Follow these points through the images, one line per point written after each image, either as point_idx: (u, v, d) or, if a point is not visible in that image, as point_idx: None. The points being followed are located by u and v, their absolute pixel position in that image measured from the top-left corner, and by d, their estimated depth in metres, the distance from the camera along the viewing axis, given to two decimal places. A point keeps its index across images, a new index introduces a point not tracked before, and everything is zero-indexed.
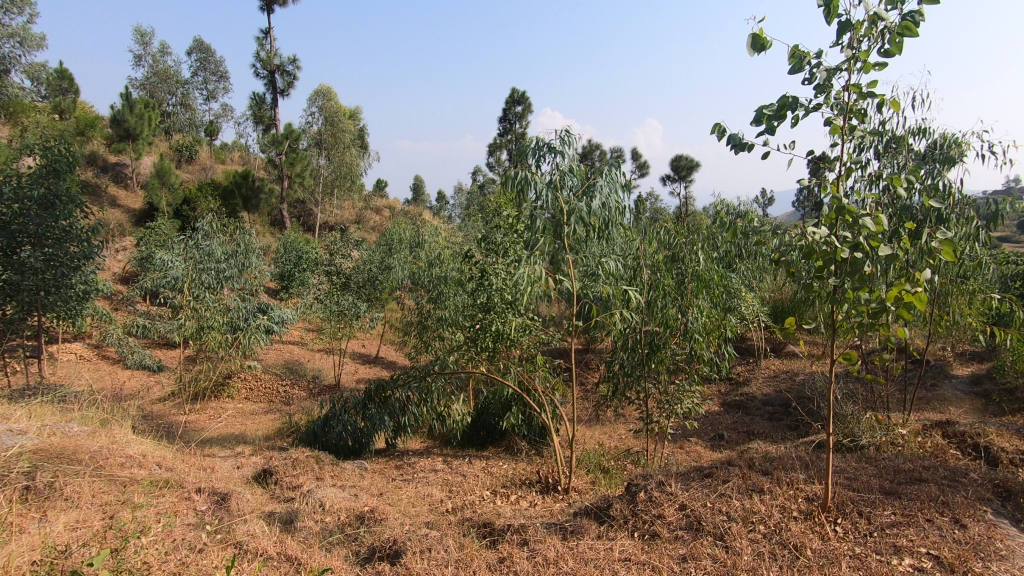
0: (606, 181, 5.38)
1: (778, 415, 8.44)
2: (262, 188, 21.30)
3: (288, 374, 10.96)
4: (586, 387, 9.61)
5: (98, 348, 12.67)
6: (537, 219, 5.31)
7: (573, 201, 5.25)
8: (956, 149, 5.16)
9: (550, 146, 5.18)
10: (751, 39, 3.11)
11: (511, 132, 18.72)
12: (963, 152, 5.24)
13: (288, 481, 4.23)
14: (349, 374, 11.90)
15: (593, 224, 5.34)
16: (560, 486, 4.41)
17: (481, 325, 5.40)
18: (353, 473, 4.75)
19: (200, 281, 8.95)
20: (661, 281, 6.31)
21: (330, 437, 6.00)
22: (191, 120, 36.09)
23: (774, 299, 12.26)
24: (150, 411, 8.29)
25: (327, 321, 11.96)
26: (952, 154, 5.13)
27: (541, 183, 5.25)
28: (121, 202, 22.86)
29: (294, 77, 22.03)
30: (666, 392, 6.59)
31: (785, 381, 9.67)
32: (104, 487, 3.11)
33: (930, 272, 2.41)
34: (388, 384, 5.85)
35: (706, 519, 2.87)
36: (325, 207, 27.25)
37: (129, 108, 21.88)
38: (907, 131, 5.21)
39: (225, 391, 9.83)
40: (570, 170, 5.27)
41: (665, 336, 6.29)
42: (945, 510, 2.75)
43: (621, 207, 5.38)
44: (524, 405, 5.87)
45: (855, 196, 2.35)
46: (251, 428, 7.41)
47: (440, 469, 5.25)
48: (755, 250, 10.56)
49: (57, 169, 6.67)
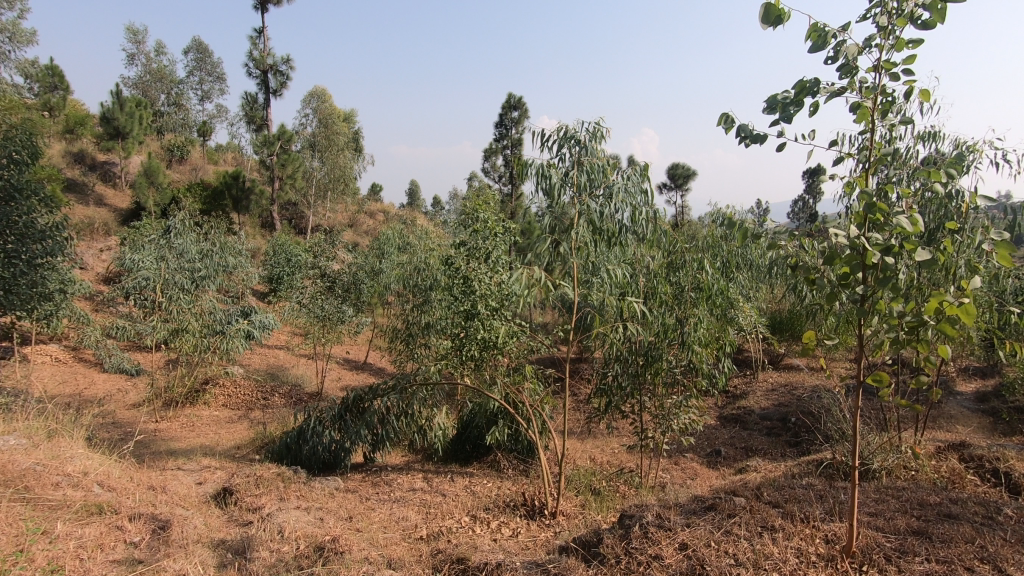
0: (626, 182, 4.91)
1: (776, 430, 8.13)
2: (253, 189, 20.87)
3: (269, 380, 10.58)
4: (578, 398, 9.28)
5: (74, 351, 12.23)
6: (543, 218, 4.89)
7: (589, 199, 4.83)
8: (967, 155, 4.87)
9: (575, 138, 4.81)
10: (765, 10, 2.65)
11: (507, 138, 18.38)
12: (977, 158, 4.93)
13: (249, 502, 3.87)
14: (334, 382, 11.53)
15: (605, 230, 4.92)
16: (547, 511, 4.06)
17: (465, 331, 5.11)
18: (323, 492, 4.38)
19: (174, 281, 8.58)
20: (659, 290, 6.06)
21: (304, 451, 5.62)
22: (184, 120, 35.53)
23: (771, 310, 12.00)
24: (118, 420, 7.90)
25: (312, 326, 11.62)
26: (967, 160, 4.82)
27: (557, 176, 4.82)
28: (108, 201, 22.41)
29: (286, 77, 21.74)
30: (663, 406, 6.30)
31: (783, 395, 9.38)
32: (25, 513, 2.74)
33: (980, 280, 1.97)
34: (366, 394, 5.50)
35: (711, 563, 2.53)
36: (318, 210, 26.89)
37: (120, 106, 21.39)
38: (920, 135, 4.91)
39: (202, 398, 9.42)
40: (590, 165, 4.83)
41: (663, 346, 6.00)
42: (985, 557, 2.42)
43: (638, 214, 4.94)
44: (509, 420, 5.55)
45: (891, 191, 1.94)
46: (223, 438, 7.03)
47: (419, 488, 4.87)
48: (753, 259, 10.28)
49: (18, 161, 6.28)
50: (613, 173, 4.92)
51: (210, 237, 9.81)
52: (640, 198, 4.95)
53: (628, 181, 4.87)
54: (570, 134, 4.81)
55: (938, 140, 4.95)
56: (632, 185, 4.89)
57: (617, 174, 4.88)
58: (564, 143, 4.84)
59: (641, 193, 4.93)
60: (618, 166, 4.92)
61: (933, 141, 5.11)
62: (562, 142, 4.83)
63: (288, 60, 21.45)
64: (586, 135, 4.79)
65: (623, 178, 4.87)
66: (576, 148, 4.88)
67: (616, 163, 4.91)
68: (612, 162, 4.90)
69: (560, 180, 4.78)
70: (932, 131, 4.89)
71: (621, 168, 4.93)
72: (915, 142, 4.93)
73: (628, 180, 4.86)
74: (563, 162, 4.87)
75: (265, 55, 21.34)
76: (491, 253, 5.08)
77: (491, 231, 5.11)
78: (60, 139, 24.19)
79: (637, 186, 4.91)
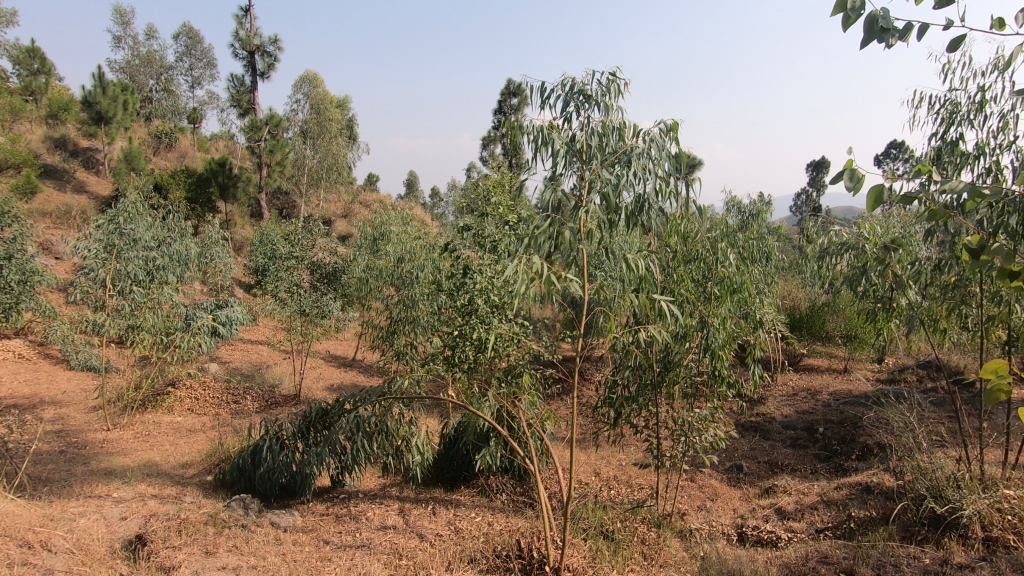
0: (648, 148, 3.88)
1: (802, 441, 7.29)
2: (241, 176, 19.80)
3: (242, 381, 9.73)
4: (580, 401, 8.44)
5: (39, 347, 11.41)
6: (546, 193, 3.87)
7: (600, 169, 3.86)
8: (981, 150, 4.51)
9: (585, 94, 3.89)
10: None
11: (506, 125, 17.46)
12: (993, 152, 4.51)
13: (163, 558, 3.06)
14: (315, 382, 10.66)
15: (621, 210, 3.92)
16: (547, 567, 3.22)
17: (459, 331, 4.39)
18: (269, 538, 3.56)
19: (126, 272, 7.69)
20: (681, 286, 5.18)
21: (258, 477, 4.74)
22: (174, 106, 34.28)
23: (788, 306, 11.13)
24: (65, 430, 7.07)
25: (292, 321, 10.75)
26: (970, 153, 4.55)
27: (561, 141, 3.87)
28: (89, 187, 21.47)
29: (275, 58, 20.78)
30: (683, 420, 5.43)
31: (806, 400, 8.55)
32: None
33: None
34: (332, 409, 4.65)
35: None
36: (310, 200, 25.92)
37: (102, 89, 20.35)
38: (950, 122, 4.70)
39: (165, 402, 8.53)
40: (604, 128, 3.88)
41: (682, 349, 5.12)
42: None
43: (663, 187, 3.92)
44: (503, 441, 4.65)
45: None
46: (177, 452, 6.18)
47: (391, 527, 4.00)
48: (771, 251, 9.47)
49: None
50: (633, 137, 3.96)
51: (167, 224, 8.88)
52: (666, 166, 3.93)
53: (651, 147, 3.87)
54: (578, 88, 3.89)
55: (976, 118, 4.55)
56: (656, 150, 3.87)
57: (637, 138, 3.90)
58: (570, 100, 3.91)
59: (666, 162, 3.91)
60: (638, 129, 3.96)
61: (980, 117, 4.55)
62: (568, 99, 3.91)
63: (276, 40, 20.48)
64: (598, 89, 3.87)
65: (644, 143, 3.87)
66: (586, 108, 3.95)
67: (637, 125, 3.95)
68: (631, 123, 3.94)
69: (566, 146, 3.86)
70: (970, 111, 4.57)
71: (642, 131, 3.95)
72: (951, 125, 4.70)
73: (650, 144, 3.86)
74: (571, 126, 3.96)
75: (252, 35, 20.32)
76: (494, 243, 4.47)
77: (499, 219, 4.45)
78: (41, 124, 23.26)
79: (662, 151, 3.90)
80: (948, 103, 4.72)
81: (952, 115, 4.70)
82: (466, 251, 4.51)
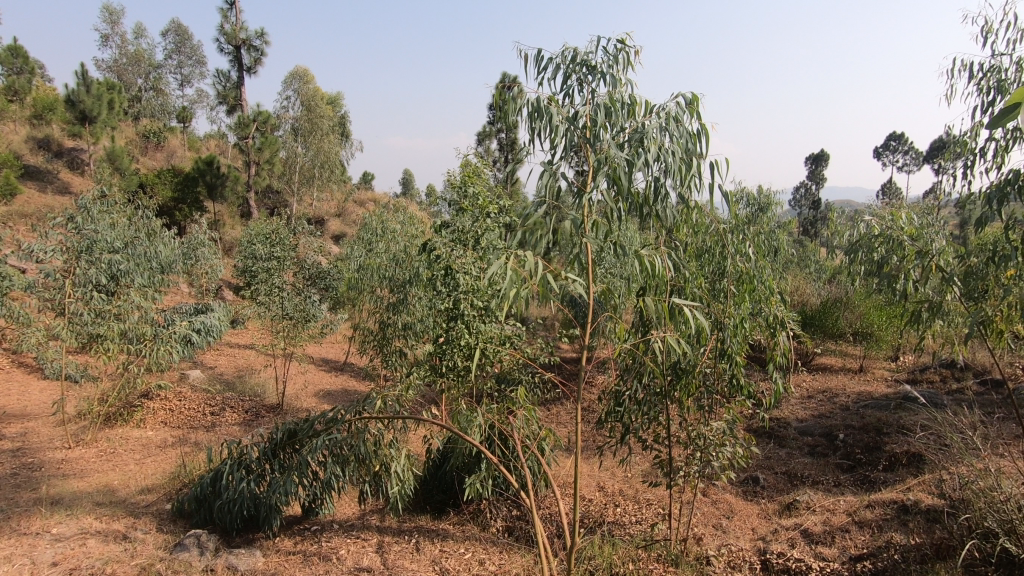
0: (663, 125, 3.32)
1: (821, 449, 6.74)
2: (229, 175, 19.16)
3: (223, 391, 9.20)
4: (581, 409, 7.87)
5: (12, 356, 10.83)
6: (545, 178, 3.28)
7: (607, 149, 3.29)
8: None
9: (589, 65, 3.33)
10: None
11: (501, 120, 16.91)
12: None
13: None
14: (302, 390, 10.11)
15: (632, 197, 3.34)
16: None
17: (445, 339, 3.84)
18: None
19: (88, 276, 7.08)
20: (696, 285, 4.62)
21: (220, 507, 4.17)
22: (164, 105, 33.59)
23: (800, 302, 10.56)
24: (25, 448, 6.57)
25: (277, 326, 10.13)
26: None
27: (561, 117, 3.30)
28: (73, 188, 20.83)
29: (261, 52, 20.17)
30: (696, 434, 4.90)
31: (823, 404, 8.02)
32: None
33: None
34: (302, 430, 4.07)
35: None
36: (302, 198, 25.31)
37: (85, 88, 19.55)
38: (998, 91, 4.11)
39: (136, 414, 8.00)
40: (612, 101, 3.32)
41: (697, 355, 4.51)
42: None
43: (681, 170, 3.36)
44: (494, 465, 4.08)
45: None
46: (139, 474, 5.62)
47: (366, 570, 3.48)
48: (780, 245, 8.93)
49: None
50: (645, 114, 3.40)
51: (135, 223, 8.27)
52: (684, 147, 3.36)
53: (668, 123, 3.31)
54: (581, 58, 3.33)
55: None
56: (673, 128, 3.31)
57: (652, 114, 3.32)
58: (573, 72, 3.35)
59: (684, 141, 3.34)
60: (651, 104, 3.40)
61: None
62: (570, 70, 3.36)
63: (262, 34, 19.88)
64: (604, 58, 3.31)
65: (659, 119, 3.32)
66: (590, 81, 3.39)
67: (649, 101, 3.40)
68: (644, 98, 3.38)
69: (566, 124, 3.29)
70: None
71: (656, 107, 3.39)
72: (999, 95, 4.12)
73: (666, 121, 3.30)
74: (573, 103, 3.40)
75: (237, 29, 19.67)
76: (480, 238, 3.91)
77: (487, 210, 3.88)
78: (24, 123, 22.52)
79: (680, 128, 3.33)
80: (992, 70, 4.15)
81: (999, 84, 4.12)
82: (450, 249, 3.94)
